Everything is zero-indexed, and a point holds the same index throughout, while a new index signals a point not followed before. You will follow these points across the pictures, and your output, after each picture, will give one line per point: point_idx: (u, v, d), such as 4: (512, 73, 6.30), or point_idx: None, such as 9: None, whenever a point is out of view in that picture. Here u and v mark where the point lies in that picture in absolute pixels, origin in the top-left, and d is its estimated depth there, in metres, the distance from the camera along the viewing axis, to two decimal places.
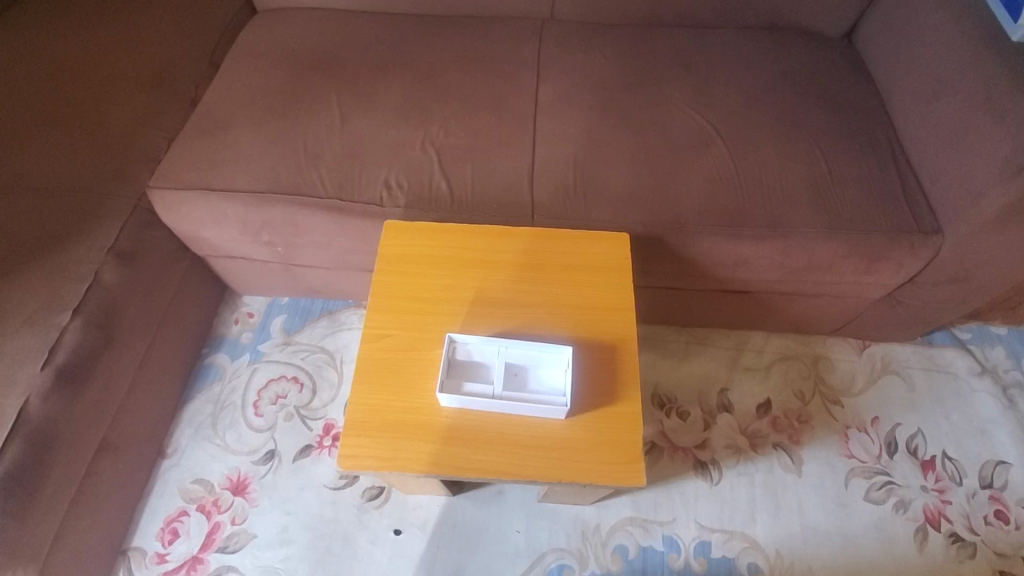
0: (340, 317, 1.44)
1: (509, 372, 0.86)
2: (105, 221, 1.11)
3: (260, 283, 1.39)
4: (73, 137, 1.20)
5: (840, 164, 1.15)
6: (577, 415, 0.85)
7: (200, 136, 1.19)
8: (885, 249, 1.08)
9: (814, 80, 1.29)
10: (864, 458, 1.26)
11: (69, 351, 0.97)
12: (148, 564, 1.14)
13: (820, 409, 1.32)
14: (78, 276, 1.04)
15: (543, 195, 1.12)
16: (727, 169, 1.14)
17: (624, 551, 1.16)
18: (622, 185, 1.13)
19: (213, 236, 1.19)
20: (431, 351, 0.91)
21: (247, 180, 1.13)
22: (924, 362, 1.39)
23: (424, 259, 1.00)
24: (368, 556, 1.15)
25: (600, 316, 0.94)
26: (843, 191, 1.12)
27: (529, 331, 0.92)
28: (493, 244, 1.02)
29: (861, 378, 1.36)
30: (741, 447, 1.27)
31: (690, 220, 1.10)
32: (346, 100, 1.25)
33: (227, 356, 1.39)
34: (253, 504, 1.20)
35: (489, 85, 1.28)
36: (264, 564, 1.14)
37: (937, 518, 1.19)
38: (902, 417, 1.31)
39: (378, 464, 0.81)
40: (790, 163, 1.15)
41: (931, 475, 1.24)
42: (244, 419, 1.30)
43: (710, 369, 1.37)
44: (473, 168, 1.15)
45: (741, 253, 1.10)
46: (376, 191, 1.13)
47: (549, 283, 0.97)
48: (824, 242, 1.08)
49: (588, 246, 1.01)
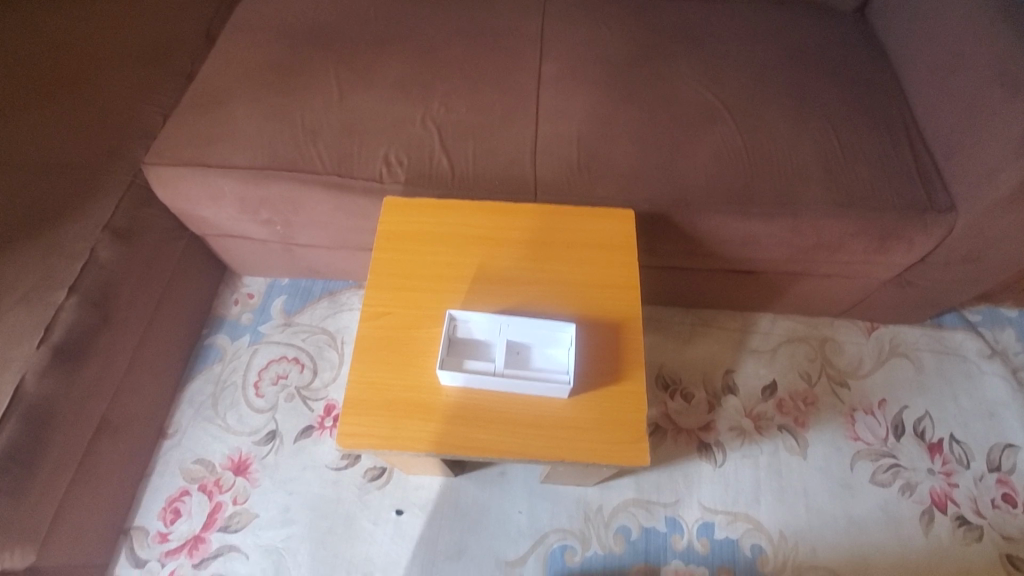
0: (341, 297, 1.42)
1: (511, 350, 0.84)
2: (102, 197, 1.09)
3: (259, 263, 1.37)
4: (67, 113, 1.17)
5: (852, 141, 1.12)
6: (580, 394, 0.83)
7: (197, 112, 1.17)
8: (896, 228, 1.05)
9: (826, 55, 1.25)
10: (870, 440, 1.25)
11: (64, 330, 0.96)
12: (150, 543, 1.14)
13: (826, 390, 1.31)
14: (73, 255, 1.03)
15: (546, 171, 1.10)
16: (736, 145, 1.11)
17: (626, 532, 1.15)
18: (627, 161, 1.10)
19: (210, 214, 1.17)
20: (431, 328, 0.89)
21: (245, 156, 1.11)
22: (932, 345, 1.36)
23: (424, 236, 0.98)
24: (370, 536, 1.15)
25: (604, 294, 0.92)
26: (854, 169, 1.09)
27: (532, 308, 0.90)
28: (496, 222, 0.99)
29: (869, 360, 1.34)
30: (746, 429, 1.26)
31: (698, 197, 1.07)
32: (344, 74, 1.22)
33: (228, 337, 1.38)
34: (255, 484, 1.20)
35: (491, 59, 1.25)
36: (267, 544, 1.14)
37: (944, 500, 1.18)
38: (910, 399, 1.30)
39: (377, 442, 0.80)
40: (800, 140, 1.12)
41: (939, 458, 1.23)
42: (245, 399, 1.30)
43: (716, 350, 1.35)
44: (476, 144, 1.13)
45: (750, 231, 1.08)
46: (376, 167, 1.10)
47: (552, 261, 0.95)
48: (833, 221, 1.05)
49: (594, 223, 0.99)
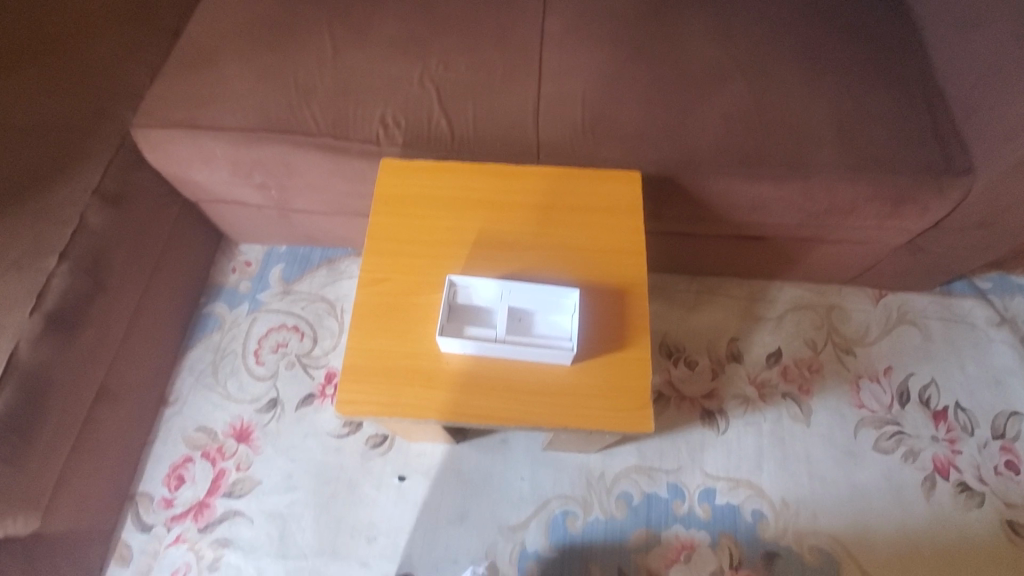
0: (340, 265, 1.39)
1: (513, 316, 0.83)
2: (90, 161, 1.06)
3: (256, 230, 1.34)
4: (50, 73, 1.13)
5: (868, 100, 1.07)
6: (584, 361, 0.81)
7: (185, 71, 1.12)
8: (912, 191, 1.02)
9: (844, 9, 1.19)
10: (875, 408, 1.24)
11: (58, 296, 0.94)
12: (156, 509, 1.15)
13: (832, 358, 1.29)
14: (63, 220, 1.00)
15: (549, 133, 1.05)
16: (747, 104, 1.07)
17: (628, 497, 1.16)
18: (634, 122, 1.06)
19: (203, 179, 1.14)
20: (431, 294, 0.87)
21: (236, 117, 1.07)
22: (941, 312, 1.34)
23: (422, 200, 0.95)
24: (373, 501, 1.16)
25: (608, 259, 0.89)
26: (870, 129, 1.05)
27: (535, 274, 0.88)
28: (497, 185, 0.96)
29: (876, 328, 1.32)
30: (750, 396, 1.25)
31: (707, 159, 1.03)
32: (338, 30, 1.16)
33: (226, 305, 1.36)
34: (258, 451, 1.20)
35: (492, 15, 1.19)
36: (272, 509, 1.15)
37: (946, 467, 1.18)
38: (916, 367, 1.28)
39: (377, 410, 0.79)
40: (814, 99, 1.07)
41: (943, 425, 1.22)
42: (245, 367, 1.29)
43: (721, 318, 1.33)
44: (476, 104, 1.08)
45: (760, 195, 1.04)
46: (372, 128, 1.06)
47: (556, 225, 0.92)
48: (846, 183, 1.02)
49: (599, 185, 0.95)
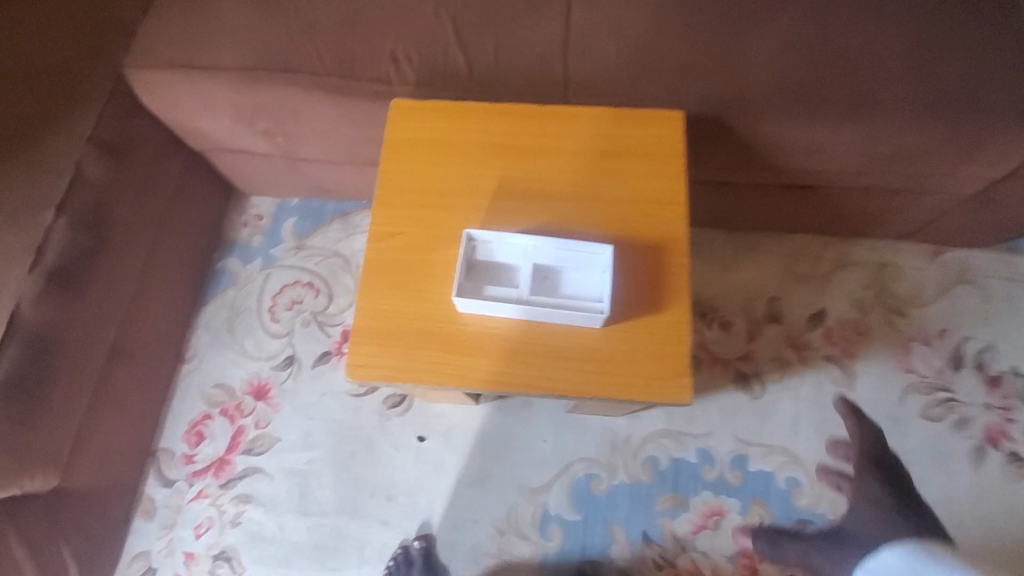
0: (354, 219, 1.32)
1: (538, 275, 0.76)
2: (83, 106, 1.00)
3: (265, 181, 1.26)
4: (41, 13, 1.06)
5: (946, 27, 0.93)
6: (615, 324, 0.74)
7: (179, 5, 1.03)
8: (989, 133, 0.89)
9: None
10: (925, 373, 1.15)
11: (57, 251, 0.91)
12: (177, 464, 1.15)
13: (881, 319, 1.19)
14: (59, 170, 0.95)
15: (579, 69, 0.95)
16: (804, 34, 0.94)
17: (655, 462, 1.11)
18: (674, 56, 0.94)
19: (205, 125, 1.07)
20: (448, 250, 0.80)
21: (235, 56, 0.98)
22: (1006, 270, 1.22)
23: (438, 145, 0.86)
24: (392, 461, 1.13)
25: (644, 212, 0.80)
26: (947, 61, 0.91)
27: (562, 228, 0.80)
28: (521, 127, 0.86)
29: (931, 287, 1.21)
30: (789, 359, 1.17)
31: (755, 98, 0.92)
32: None
33: (239, 261, 1.31)
34: (276, 409, 1.18)
35: None
36: (291, 466, 1.14)
37: (998, 437, 1.10)
38: (973, 329, 1.18)
39: (392, 374, 0.74)
40: (883, 26, 0.94)
41: (998, 392, 1.13)
42: (261, 324, 1.25)
43: (761, 276, 1.24)
44: (497, 37, 0.97)
45: (813, 139, 0.93)
46: (383, 66, 0.97)
47: (586, 173, 0.83)
48: (915, 125, 0.90)
49: (636, 128, 0.85)
